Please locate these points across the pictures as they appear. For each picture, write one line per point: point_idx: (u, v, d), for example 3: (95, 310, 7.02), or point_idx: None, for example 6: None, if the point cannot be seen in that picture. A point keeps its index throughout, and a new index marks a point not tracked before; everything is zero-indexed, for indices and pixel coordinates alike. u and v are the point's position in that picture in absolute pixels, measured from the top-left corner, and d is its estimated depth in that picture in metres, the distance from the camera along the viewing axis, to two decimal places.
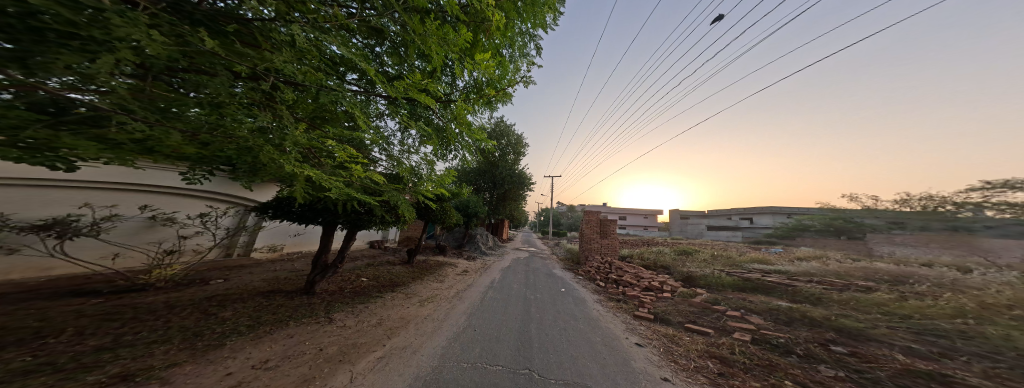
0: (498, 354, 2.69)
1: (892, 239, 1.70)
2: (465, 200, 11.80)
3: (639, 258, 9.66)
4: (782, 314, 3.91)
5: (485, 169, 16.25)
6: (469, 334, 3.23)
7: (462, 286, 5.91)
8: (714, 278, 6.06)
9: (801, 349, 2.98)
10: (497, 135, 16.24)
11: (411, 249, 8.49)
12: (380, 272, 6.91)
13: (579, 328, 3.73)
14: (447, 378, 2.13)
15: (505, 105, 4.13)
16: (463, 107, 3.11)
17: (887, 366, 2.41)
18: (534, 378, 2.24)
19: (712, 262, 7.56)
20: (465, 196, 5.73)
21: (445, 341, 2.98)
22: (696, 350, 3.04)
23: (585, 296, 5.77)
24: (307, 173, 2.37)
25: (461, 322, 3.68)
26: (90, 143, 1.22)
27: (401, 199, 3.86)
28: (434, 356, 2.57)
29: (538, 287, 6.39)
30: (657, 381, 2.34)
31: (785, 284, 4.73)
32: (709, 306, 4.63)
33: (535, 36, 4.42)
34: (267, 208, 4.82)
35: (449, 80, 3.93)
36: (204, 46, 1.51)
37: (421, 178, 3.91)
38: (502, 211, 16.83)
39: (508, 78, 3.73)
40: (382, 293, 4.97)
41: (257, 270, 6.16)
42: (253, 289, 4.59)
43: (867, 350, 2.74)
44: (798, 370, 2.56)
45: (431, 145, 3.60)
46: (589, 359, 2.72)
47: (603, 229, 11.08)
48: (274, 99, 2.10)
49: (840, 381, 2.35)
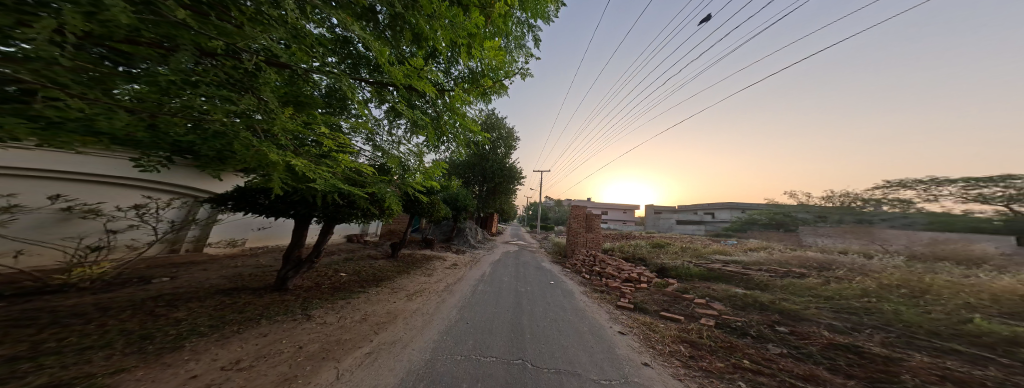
0: (491, 345, 2.70)
1: (817, 232, 3.28)
2: (453, 194, 11.62)
3: (620, 250, 10.05)
4: (738, 300, 4.16)
5: (475, 162, 16.11)
6: (460, 327, 3.20)
7: (449, 280, 5.82)
8: (684, 269, 6.24)
9: (754, 331, 3.18)
10: (489, 128, 15.93)
11: (394, 244, 8.24)
12: (359, 266, 6.69)
13: (567, 318, 3.81)
14: (442, 371, 2.10)
15: (500, 97, 4.05)
16: (458, 96, 3.00)
17: (818, 342, 2.76)
18: (528, 368, 2.26)
19: (682, 254, 8.11)
20: (455, 189, 5.61)
21: (437, 334, 2.95)
22: (670, 336, 3.18)
23: (574, 288, 5.91)
24: (294, 163, 2.20)
25: (452, 315, 3.66)
26: (3, 118, 0.99)
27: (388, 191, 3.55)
28: (427, 350, 2.53)
29: (528, 279, 6.48)
30: (637, 367, 2.41)
31: (742, 274, 5.19)
32: (679, 294, 4.84)
33: (534, 27, 4.32)
34: (227, 199, 4.31)
35: (443, 68, 3.79)
36: (171, 14, 1.31)
37: (408, 169, 3.74)
38: (491, 205, 16.75)
39: (506, 69, 3.64)
40: (363, 289, 4.82)
41: (217, 266, 5.72)
42: (211, 287, 4.19)
43: (805, 329, 3.08)
44: (754, 350, 2.73)
45: (423, 135, 3.45)
46: (579, 348, 2.77)
47: (589, 223, 11.35)
48: (255, 82, 1.89)
49: (786, 358, 2.55)
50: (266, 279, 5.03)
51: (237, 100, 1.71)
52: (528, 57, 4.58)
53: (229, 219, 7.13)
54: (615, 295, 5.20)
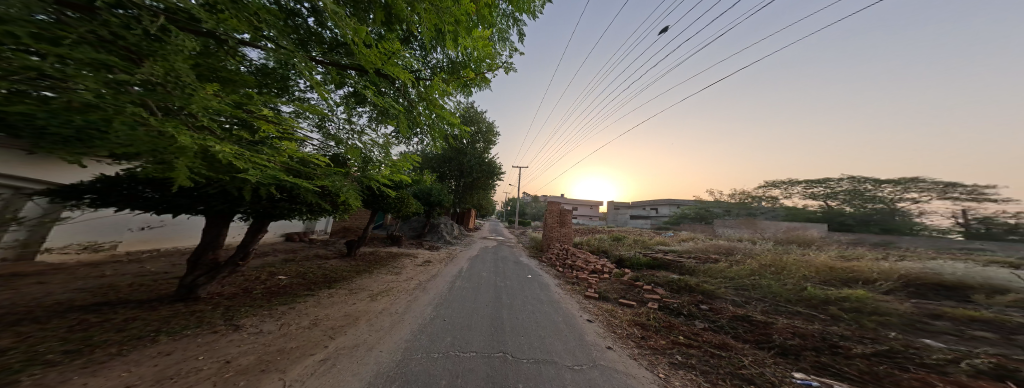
0: (470, 340, 2.54)
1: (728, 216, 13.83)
2: (426, 188, 10.98)
3: (587, 244, 10.51)
4: (676, 284, 4.61)
5: (451, 156, 15.63)
6: (437, 325, 2.87)
7: (423, 278, 5.31)
8: (635, 258, 6.76)
9: (686, 310, 3.55)
10: (468, 121, 15.53)
11: (352, 241, 7.31)
12: (302, 268, 5.30)
13: (544, 310, 3.93)
14: (416, 370, 1.81)
15: (481, 89, 3.92)
16: (437, 84, 2.74)
17: (724, 315, 3.27)
18: (508, 359, 2.21)
19: (634, 246, 8.92)
20: (426, 183, 5.37)
21: (409, 334, 2.52)
22: (626, 320, 3.41)
23: (549, 281, 6.14)
24: (218, 149, 1.38)
25: (425, 314, 3.21)
26: None
27: (348, 186, 2.85)
28: (398, 350, 2.12)
29: (508, 274, 6.56)
30: (602, 350, 2.54)
31: (680, 262, 5.82)
32: (633, 282, 5.16)
33: (518, 21, 4.27)
34: (70, 193, 2.36)
35: (418, 53, 3.56)
36: None
37: (371, 162, 3.18)
38: (467, 200, 16.46)
39: (488, 61, 3.45)
40: (312, 291, 3.79)
41: (74, 276, 3.77)
42: (58, 298, 2.86)
43: (721, 306, 3.56)
44: (685, 326, 3.09)
45: (394, 125, 3.09)
46: (556, 337, 2.87)
47: (563, 218, 11.68)
48: (165, 48, 1.10)
49: (708, 332, 2.92)
50: (159, 285, 3.56)
51: (118, 66, 0.95)
52: (512, 51, 4.49)
53: (86, 218, 4.48)
54: (584, 285, 5.48)
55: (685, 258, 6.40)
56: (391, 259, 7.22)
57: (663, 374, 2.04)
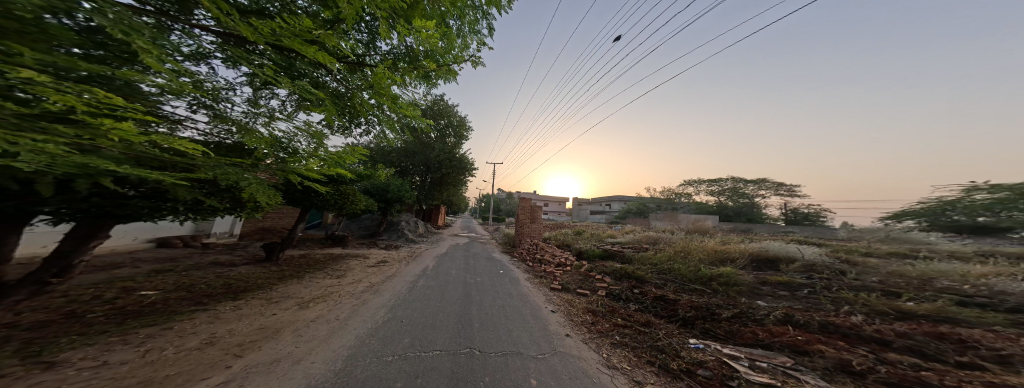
0: (435, 339, 2.46)
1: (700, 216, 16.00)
2: (382, 184, 10.24)
3: (555, 239, 10.95)
4: (619, 272, 5.11)
5: (415, 150, 14.90)
6: (392, 327, 2.71)
7: (376, 280, 4.92)
8: (588, 250, 7.35)
9: (624, 295, 3.95)
10: (436, 114, 15.13)
11: (271, 245, 5.80)
12: (207, 275, 4.23)
13: (514, 304, 3.97)
14: (365, 376, 1.69)
15: (444, 80, 3.72)
16: (385, 74, 2.49)
17: (648, 296, 3.75)
18: (475, 354, 2.20)
19: (588, 239, 9.70)
20: (378, 178, 5.06)
21: (355, 340, 2.30)
22: (581, 308, 3.66)
23: (520, 275, 6.23)
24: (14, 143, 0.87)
25: (378, 316, 3.03)
26: None
27: (251, 180, 2.26)
28: (337, 359, 1.91)
29: (478, 271, 6.42)
30: (562, 338, 2.68)
31: (623, 253, 6.50)
32: (589, 273, 5.56)
33: (488, 14, 4.14)
34: None
35: (364, 38, 3.26)
36: None
37: (293, 153, 2.64)
38: (435, 197, 15.59)
39: (454, 53, 3.32)
40: (223, 298, 3.17)
41: None
42: None
43: (649, 289, 4.06)
44: (623, 309, 3.43)
45: (323, 113, 2.68)
46: (523, 330, 2.93)
47: (534, 214, 11.77)
48: None
49: (639, 312, 3.29)
50: None
51: None
52: (481, 45, 4.38)
53: None
54: (550, 278, 5.70)
55: (627, 248, 7.18)
56: (330, 261, 6.28)
57: (609, 355, 2.21)
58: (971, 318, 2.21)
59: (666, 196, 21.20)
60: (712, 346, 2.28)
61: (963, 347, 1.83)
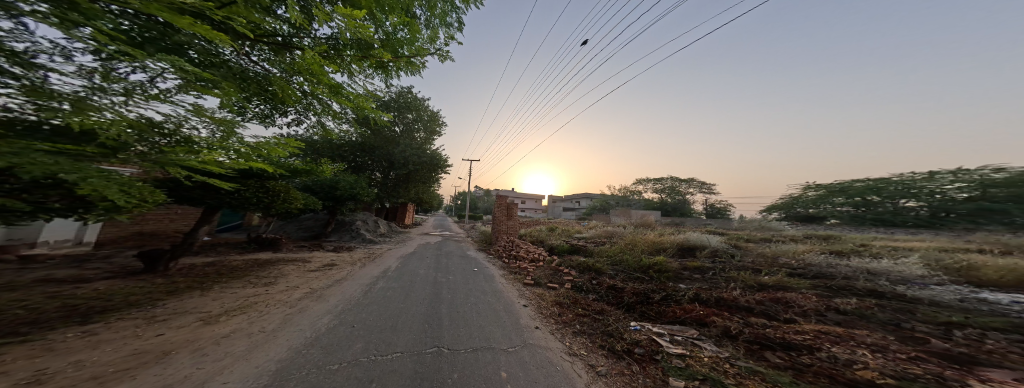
0: (396, 342, 2.34)
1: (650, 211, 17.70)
2: (331, 181, 9.24)
3: (529, 236, 11.08)
4: (581, 265, 5.41)
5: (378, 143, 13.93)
6: (339, 334, 2.51)
7: (319, 285, 4.47)
8: (558, 245, 7.64)
9: (587, 286, 4.19)
10: (402, 107, 14.37)
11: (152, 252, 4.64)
12: (86, 292, 3.40)
13: (489, 301, 3.96)
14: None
15: (405, 72, 3.50)
16: (316, 62, 2.19)
17: (598, 286, 4.06)
18: (443, 352, 2.15)
19: (556, 235, 10.07)
20: (321, 172, 4.61)
21: (288, 351, 2.08)
22: (550, 301, 3.79)
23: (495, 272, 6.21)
24: None
25: (321, 323, 2.78)
26: None
27: (113, 174, 1.68)
28: (260, 375, 1.69)
29: (451, 270, 6.23)
30: (530, 330, 2.75)
31: (587, 248, 6.87)
32: (559, 268, 5.75)
33: (456, 7, 3.97)
34: None
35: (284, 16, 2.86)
36: None
37: (183, 142, 2.07)
38: (402, 194, 14.72)
39: (417, 44, 3.14)
40: (103, 317, 2.61)
41: None
42: None
43: (608, 279, 4.37)
44: (585, 300, 3.63)
45: (227, 97, 2.24)
46: (496, 325, 2.93)
47: (510, 211, 11.70)
48: None
49: (595, 301, 3.54)
50: None
51: None
52: (449, 38, 4.22)
53: None
54: (523, 274, 5.78)
55: (590, 242, 7.65)
56: (257, 268, 5.45)
57: (571, 343, 2.34)
58: (795, 285, 3.12)
59: (622, 193, 23.07)
60: (647, 326, 2.56)
61: (786, 306, 2.58)
